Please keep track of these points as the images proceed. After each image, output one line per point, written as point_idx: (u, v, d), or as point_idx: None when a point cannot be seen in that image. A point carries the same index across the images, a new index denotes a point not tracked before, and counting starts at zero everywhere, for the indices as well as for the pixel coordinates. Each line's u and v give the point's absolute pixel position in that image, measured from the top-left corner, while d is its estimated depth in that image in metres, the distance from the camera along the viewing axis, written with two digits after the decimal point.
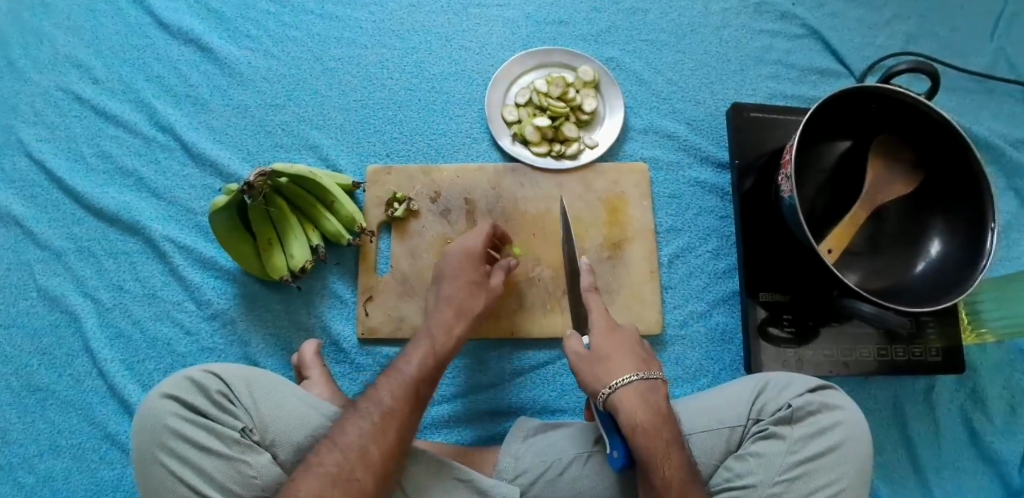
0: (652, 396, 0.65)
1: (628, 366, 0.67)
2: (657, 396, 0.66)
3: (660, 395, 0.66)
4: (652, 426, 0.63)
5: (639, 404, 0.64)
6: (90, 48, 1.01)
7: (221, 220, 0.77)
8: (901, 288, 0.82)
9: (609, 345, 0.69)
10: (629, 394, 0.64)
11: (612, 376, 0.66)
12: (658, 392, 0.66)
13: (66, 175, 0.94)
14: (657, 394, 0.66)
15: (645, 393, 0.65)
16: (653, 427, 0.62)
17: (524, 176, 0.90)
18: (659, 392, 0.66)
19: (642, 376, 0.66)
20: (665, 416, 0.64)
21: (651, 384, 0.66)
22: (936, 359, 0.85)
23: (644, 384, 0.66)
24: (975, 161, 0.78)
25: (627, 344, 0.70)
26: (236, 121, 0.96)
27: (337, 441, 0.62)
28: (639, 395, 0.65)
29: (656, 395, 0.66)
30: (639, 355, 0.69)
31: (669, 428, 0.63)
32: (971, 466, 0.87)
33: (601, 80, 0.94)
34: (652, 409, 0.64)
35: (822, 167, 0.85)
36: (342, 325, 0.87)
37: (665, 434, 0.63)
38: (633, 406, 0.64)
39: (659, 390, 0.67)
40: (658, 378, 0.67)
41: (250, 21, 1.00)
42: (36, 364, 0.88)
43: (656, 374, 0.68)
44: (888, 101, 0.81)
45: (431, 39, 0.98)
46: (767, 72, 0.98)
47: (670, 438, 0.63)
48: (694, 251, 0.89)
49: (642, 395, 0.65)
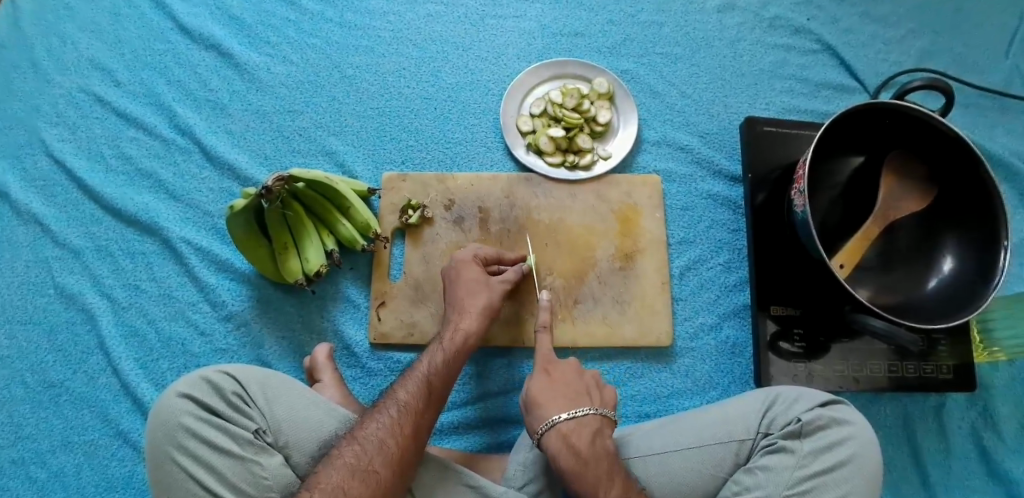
0: (576, 436, 0.66)
1: (558, 405, 0.68)
2: (584, 434, 0.66)
3: (588, 433, 0.66)
4: (575, 471, 0.64)
5: (561, 447, 0.65)
6: (113, 51, 1.03)
7: (238, 225, 0.78)
8: (913, 303, 0.82)
9: (540, 388, 0.70)
10: (552, 438, 0.66)
11: (538, 419, 0.67)
12: (583, 430, 0.66)
13: (85, 175, 0.96)
14: (581, 434, 0.66)
15: (567, 434, 0.66)
16: (576, 472, 0.64)
17: (537, 185, 0.90)
18: (587, 429, 0.66)
19: (565, 416, 0.67)
20: (588, 456, 0.64)
21: (578, 423, 0.67)
22: (947, 376, 0.85)
23: (568, 424, 0.66)
24: (988, 178, 0.78)
25: (566, 381, 0.71)
26: (254, 126, 0.98)
27: (356, 435, 0.64)
28: (561, 437, 0.66)
29: (581, 433, 0.66)
30: (573, 391, 0.70)
31: (593, 469, 0.64)
32: (981, 485, 0.87)
33: (615, 92, 0.95)
34: (573, 452, 0.65)
35: (838, 180, 0.86)
36: (354, 330, 0.88)
37: (590, 475, 0.63)
38: (556, 450, 0.65)
39: (588, 427, 0.67)
40: (589, 413, 0.68)
41: (269, 28, 1.02)
42: (52, 360, 0.89)
43: (586, 409, 0.68)
44: (901, 116, 0.82)
45: (449, 49, 0.99)
46: (781, 87, 0.98)
47: (595, 478, 0.63)
48: (706, 263, 0.90)
49: (565, 438, 0.66)
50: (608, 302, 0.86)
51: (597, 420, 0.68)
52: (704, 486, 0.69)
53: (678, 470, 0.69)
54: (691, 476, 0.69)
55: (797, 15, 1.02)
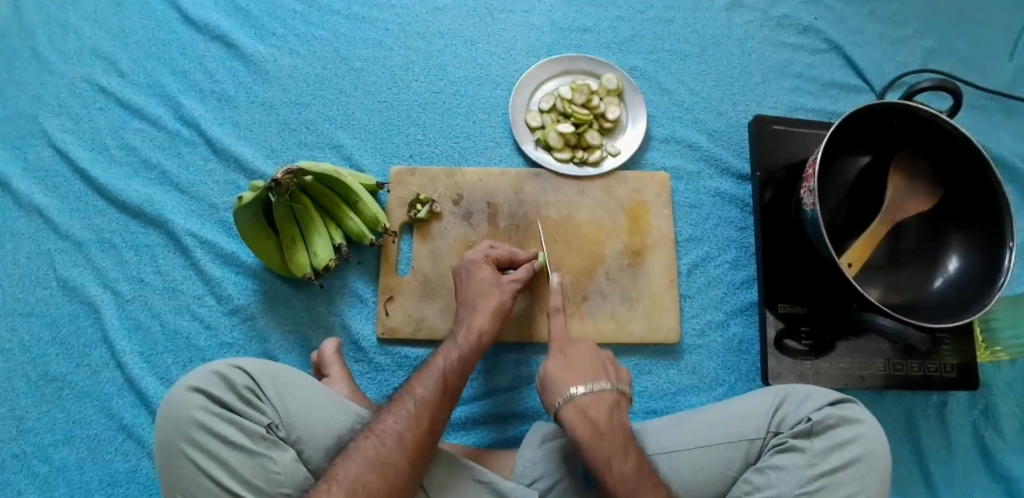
0: (579, 367, 0.70)
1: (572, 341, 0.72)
2: (587, 364, 0.71)
3: (590, 363, 0.71)
4: (570, 389, 0.69)
5: (562, 369, 0.71)
6: (117, 41, 1.02)
7: (246, 217, 0.77)
8: (919, 302, 0.83)
9: (551, 317, 0.75)
10: (555, 362, 0.71)
11: (548, 347, 0.73)
12: (587, 360, 0.71)
13: (89, 166, 0.95)
14: (584, 361, 0.71)
15: (569, 360, 0.71)
16: (571, 391, 0.69)
17: (546, 181, 0.90)
18: (592, 363, 0.71)
19: (571, 344, 0.72)
20: (587, 379, 0.69)
21: (581, 352, 0.72)
22: (951, 375, 0.85)
23: (571, 353, 0.71)
24: (994, 179, 0.79)
25: (575, 321, 0.75)
26: (261, 118, 0.97)
27: (374, 428, 0.64)
28: (566, 367, 0.71)
29: (583, 362, 0.71)
30: (581, 324, 0.75)
31: (587, 387, 0.69)
32: (982, 483, 0.88)
33: (624, 88, 0.95)
34: (576, 377, 0.70)
35: (846, 180, 0.87)
36: (362, 324, 0.87)
37: (584, 393, 0.68)
38: (557, 371, 0.71)
39: (592, 358, 0.72)
40: (596, 347, 0.73)
41: (276, 20, 1.01)
42: (54, 353, 0.89)
43: (595, 343, 0.73)
44: (910, 117, 0.82)
45: (457, 43, 0.99)
46: (789, 85, 0.99)
47: (588, 397, 0.68)
48: (714, 261, 0.90)
49: (568, 362, 0.71)
50: (616, 298, 0.86)
51: (601, 354, 0.73)
52: (714, 486, 0.70)
53: (689, 468, 0.70)
54: (702, 474, 0.69)
55: (805, 14, 1.02)
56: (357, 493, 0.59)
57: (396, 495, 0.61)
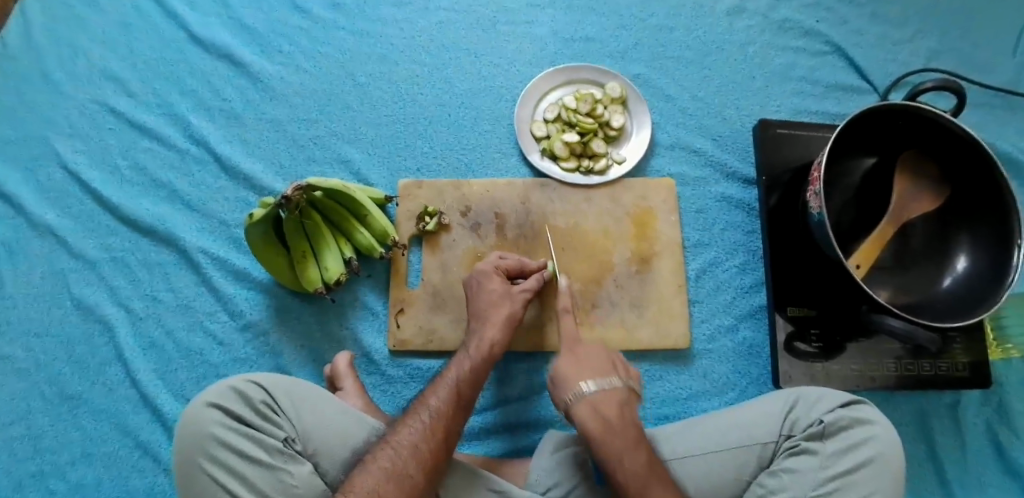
0: (603, 406, 0.68)
1: (587, 376, 0.70)
2: (613, 404, 0.69)
3: (617, 405, 0.69)
4: (603, 437, 0.66)
5: (590, 415, 0.68)
6: (126, 62, 1.03)
7: (257, 233, 0.78)
8: (929, 303, 0.83)
9: (570, 364, 0.72)
10: (580, 407, 0.68)
11: (567, 389, 0.70)
12: (612, 400, 0.69)
13: (100, 186, 0.97)
14: (611, 404, 0.68)
15: (596, 403, 0.68)
16: (604, 438, 0.66)
17: (552, 190, 0.91)
18: (616, 401, 0.69)
19: (595, 386, 0.69)
20: (616, 426, 0.67)
21: (608, 394, 0.69)
22: (963, 374, 0.85)
23: (597, 396, 0.69)
24: (1001, 178, 0.79)
25: (592, 357, 0.73)
26: (268, 135, 0.98)
27: (390, 440, 0.65)
28: (590, 407, 0.68)
29: (610, 403, 0.69)
30: (603, 367, 0.72)
31: (623, 436, 0.66)
32: (999, 483, 0.87)
33: (628, 96, 0.95)
34: (602, 420, 0.67)
35: (851, 182, 0.87)
36: (373, 337, 0.88)
37: (618, 441, 0.66)
38: (584, 420, 0.68)
39: (618, 397, 0.69)
40: (619, 386, 0.70)
41: (281, 37, 1.02)
42: (70, 372, 0.90)
43: (616, 382, 0.70)
44: (913, 118, 0.82)
45: (461, 56, 1.00)
46: (792, 88, 0.99)
47: (622, 445, 0.66)
48: (722, 266, 0.90)
49: (595, 406, 0.68)
50: (625, 305, 0.87)
51: (626, 393, 0.70)
52: (727, 490, 0.70)
53: (703, 473, 0.70)
54: (716, 480, 0.70)
55: (806, 18, 1.02)
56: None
57: None
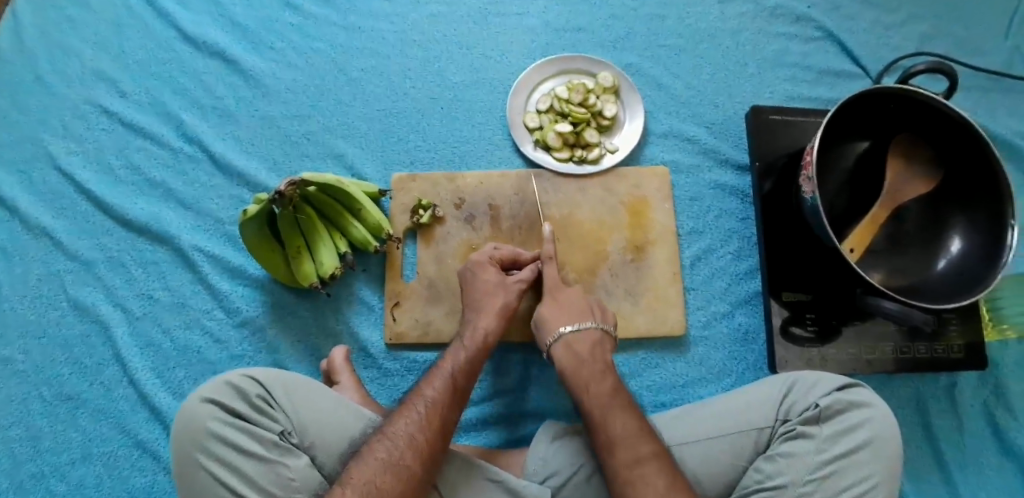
0: (577, 344, 0.73)
1: (565, 318, 0.76)
2: (587, 342, 0.73)
3: (590, 343, 0.73)
4: (574, 368, 0.71)
5: (565, 352, 0.73)
6: (117, 63, 1.03)
7: (251, 229, 0.79)
8: (923, 285, 0.83)
9: (549, 307, 0.77)
10: (558, 345, 0.74)
11: (546, 332, 0.75)
12: (586, 339, 0.74)
13: (95, 187, 0.97)
14: (583, 342, 0.73)
15: (571, 342, 0.74)
16: (575, 373, 0.71)
17: (546, 180, 0.91)
18: (589, 341, 0.74)
19: (571, 327, 0.74)
20: (587, 358, 0.72)
21: (580, 333, 0.74)
22: (959, 355, 0.86)
23: (572, 335, 0.74)
24: (994, 160, 0.79)
25: (571, 302, 0.78)
26: (262, 131, 0.98)
27: (386, 431, 0.65)
28: (565, 346, 0.73)
29: (583, 342, 0.73)
30: (579, 309, 0.77)
31: (590, 367, 0.71)
32: (996, 463, 0.88)
33: (620, 85, 0.95)
34: (573, 353, 0.73)
35: (845, 167, 0.87)
36: (370, 331, 0.88)
37: (586, 374, 0.70)
38: (561, 355, 0.73)
39: (590, 338, 0.74)
40: (593, 327, 0.75)
41: (272, 33, 1.02)
42: (68, 373, 0.90)
43: (590, 324, 0.75)
44: (906, 101, 0.82)
45: (452, 48, 1.00)
46: (784, 75, 0.99)
47: (590, 375, 0.70)
48: (716, 253, 0.90)
49: (568, 344, 0.73)
50: (621, 295, 0.87)
51: (600, 335, 0.75)
52: (724, 475, 0.70)
53: (701, 459, 0.70)
54: (713, 465, 0.70)
55: (798, 4, 1.02)
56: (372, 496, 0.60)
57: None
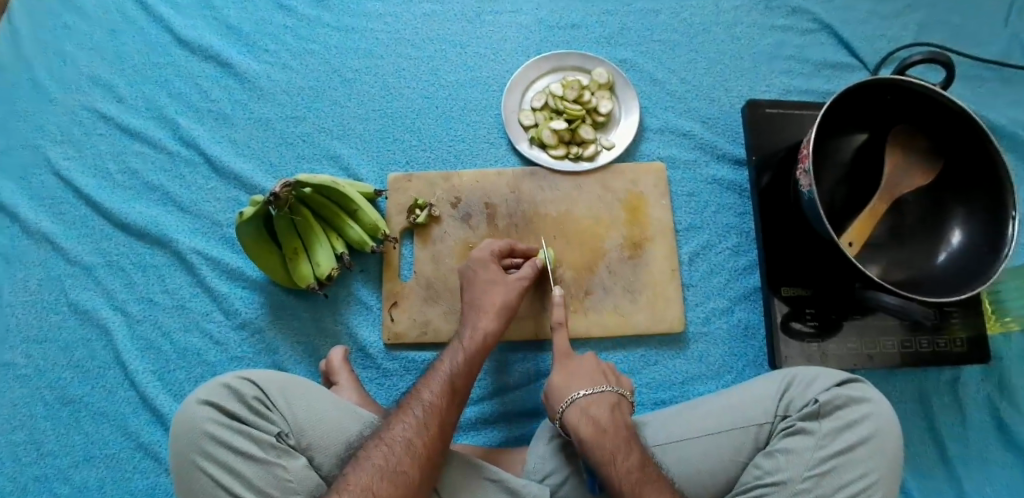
0: (594, 408, 0.70)
1: (579, 385, 0.73)
2: (604, 408, 0.70)
3: (607, 406, 0.70)
4: (594, 438, 0.67)
5: (582, 419, 0.69)
6: (114, 68, 1.03)
7: (247, 232, 0.79)
8: (924, 278, 0.82)
9: (560, 377, 0.74)
10: (572, 411, 0.70)
11: (559, 398, 0.72)
12: (602, 403, 0.70)
13: (93, 192, 0.97)
14: (600, 407, 0.70)
15: (586, 408, 0.70)
16: (595, 440, 0.66)
17: (542, 178, 0.91)
18: (606, 403, 0.71)
19: (584, 392, 0.71)
20: (608, 426, 0.68)
21: (596, 398, 0.71)
22: (961, 349, 0.85)
23: (587, 399, 0.71)
24: (993, 149, 0.78)
25: (583, 368, 0.75)
26: (257, 134, 0.98)
27: (383, 437, 0.65)
28: (581, 411, 0.70)
29: (600, 407, 0.70)
30: (591, 375, 0.74)
31: (613, 436, 0.67)
32: (1000, 457, 0.87)
33: (615, 82, 0.95)
34: (592, 422, 0.68)
35: (842, 159, 0.86)
36: (368, 331, 0.88)
37: (609, 444, 0.66)
38: (577, 423, 0.69)
39: (607, 401, 0.71)
40: (606, 391, 0.72)
41: (266, 36, 1.02)
42: (69, 377, 0.90)
43: (605, 388, 0.72)
44: (903, 92, 0.82)
45: (446, 48, 1.00)
46: (780, 68, 0.98)
47: (614, 446, 0.66)
48: (714, 248, 0.90)
49: (584, 411, 0.70)
50: (618, 292, 0.86)
51: (615, 399, 0.72)
52: (723, 472, 0.70)
53: (699, 456, 0.70)
54: (711, 461, 0.70)
55: None
56: None
57: None
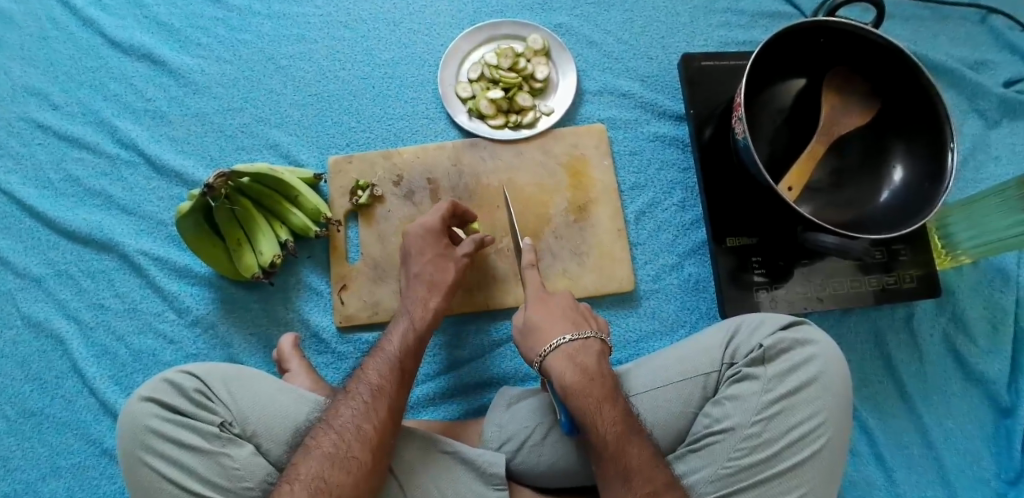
0: (579, 355, 0.68)
1: (560, 330, 0.70)
2: (589, 355, 0.68)
3: (593, 355, 0.68)
4: (580, 386, 0.65)
5: (566, 366, 0.67)
6: (47, 76, 1.00)
7: (188, 227, 0.78)
8: (867, 218, 0.83)
9: (541, 316, 0.72)
10: (556, 358, 0.68)
11: (540, 342, 0.70)
12: (588, 351, 0.68)
13: (36, 202, 0.94)
14: (586, 355, 0.68)
15: (572, 354, 0.68)
16: (580, 388, 0.65)
17: (483, 149, 0.90)
18: (591, 351, 0.69)
19: (569, 337, 0.69)
20: (595, 373, 0.67)
21: (582, 343, 0.69)
22: (911, 285, 0.86)
23: (572, 346, 0.68)
24: (928, 84, 0.78)
25: (560, 308, 0.73)
26: (196, 129, 0.97)
27: (332, 423, 0.64)
28: (566, 357, 0.68)
29: (587, 354, 0.68)
30: (572, 318, 0.72)
31: (600, 385, 0.65)
32: (958, 389, 0.88)
33: (551, 47, 0.94)
34: (579, 369, 0.67)
35: (781, 106, 0.86)
36: (319, 316, 0.88)
37: (596, 392, 0.65)
38: (561, 369, 0.67)
39: (593, 348, 0.69)
40: (590, 337, 0.70)
41: (198, 29, 1.00)
42: (29, 390, 0.89)
43: (588, 334, 0.70)
44: (835, 34, 0.81)
45: (379, 26, 0.98)
46: (717, 21, 0.98)
47: (601, 395, 0.65)
48: (661, 205, 0.90)
49: (570, 357, 0.68)
50: (567, 256, 0.87)
51: (599, 345, 0.70)
52: (675, 423, 0.70)
53: (650, 410, 0.71)
54: (662, 413, 0.70)
55: None
56: (321, 490, 0.59)
57: (362, 488, 0.61)
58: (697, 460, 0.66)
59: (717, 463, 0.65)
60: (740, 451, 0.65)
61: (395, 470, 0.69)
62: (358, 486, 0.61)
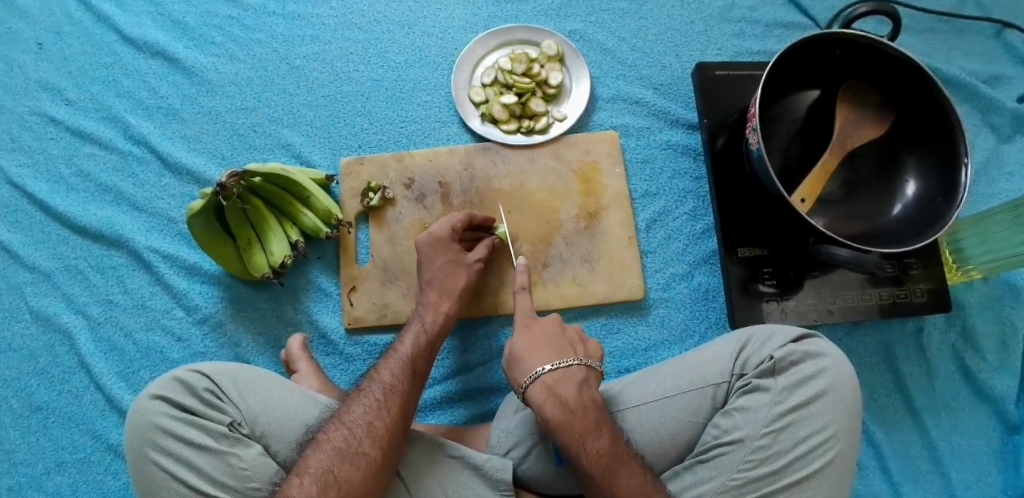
0: (559, 386, 0.67)
1: (540, 359, 0.69)
2: (570, 384, 0.67)
3: (574, 383, 0.67)
4: (560, 419, 0.64)
5: (547, 397, 0.66)
6: (60, 70, 1.00)
7: (199, 225, 0.77)
8: (879, 230, 0.82)
9: (524, 343, 0.71)
10: (537, 389, 0.67)
11: (522, 373, 0.69)
12: (568, 380, 0.67)
13: (47, 197, 0.95)
14: (567, 384, 0.67)
15: (552, 385, 0.67)
16: (562, 421, 0.64)
17: (495, 154, 0.90)
18: (573, 379, 0.67)
19: (549, 367, 0.68)
20: (576, 406, 0.65)
21: (563, 372, 0.68)
22: (921, 299, 0.85)
23: (552, 375, 0.67)
24: (943, 97, 0.77)
25: (544, 334, 0.72)
26: (208, 127, 0.97)
27: (344, 419, 0.64)
28: (545, 387, 0.67)
29: (566, 384, 0.67)
30: (556, 345, 0.71)
31: (581, 418, 0.64)
32: (968, 406, 0.88)
33: (564, 53, 0.94)
34: (558, 401, 0.65)
35: (795, 117, 0.86)
36: (328, 317, 0.88)
37: (577, 425, 0.64)
38: (541, 401, 0.66)
39: (574, 377, 0.68)
40: (573, 364, 0.69)
41: (212, 28, 1.00)
42: (35, 384, 0.89)
43: (570, 361, 0.69)
44: (850, 46, 0.81)
45: (394, 28, 0.98)
46: (731, 30, 0.98)
47: (584, 427, 0.64)
48: (672, 214, 0.90)
49: (550, 388, 0.67)
50: (576, 262, 0.87)
51: (582, 372, 0.69)
52: (682, 434, 0.70)
53: (658, 419, 0.70)
54: (670, 424, 0.70)
55: None
56: (331, 486, 0.59)
57: (371, 485, 0.61)
58: (705, 471, 0.66)
59: (725, 475, 0.65)
60: (749, 463, 0.65)
61: (403, 475, 0.68)
62: (366, 482, 0.61)
